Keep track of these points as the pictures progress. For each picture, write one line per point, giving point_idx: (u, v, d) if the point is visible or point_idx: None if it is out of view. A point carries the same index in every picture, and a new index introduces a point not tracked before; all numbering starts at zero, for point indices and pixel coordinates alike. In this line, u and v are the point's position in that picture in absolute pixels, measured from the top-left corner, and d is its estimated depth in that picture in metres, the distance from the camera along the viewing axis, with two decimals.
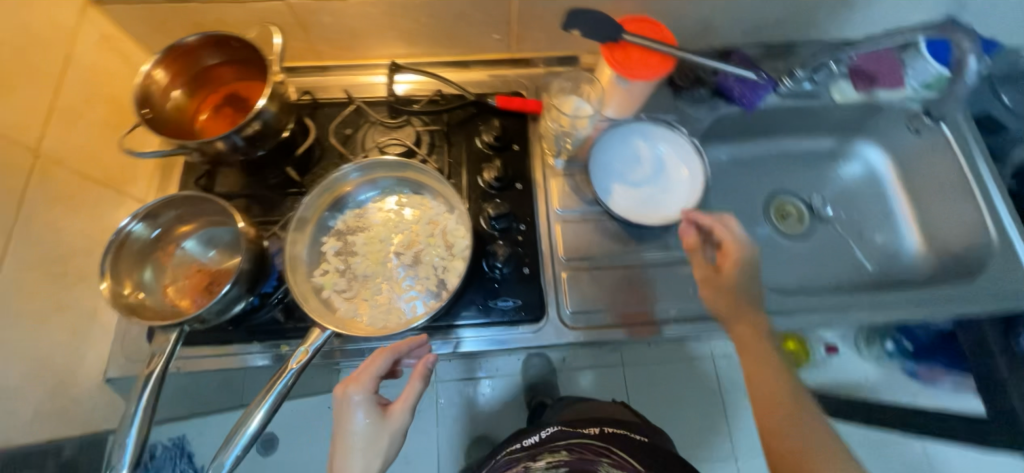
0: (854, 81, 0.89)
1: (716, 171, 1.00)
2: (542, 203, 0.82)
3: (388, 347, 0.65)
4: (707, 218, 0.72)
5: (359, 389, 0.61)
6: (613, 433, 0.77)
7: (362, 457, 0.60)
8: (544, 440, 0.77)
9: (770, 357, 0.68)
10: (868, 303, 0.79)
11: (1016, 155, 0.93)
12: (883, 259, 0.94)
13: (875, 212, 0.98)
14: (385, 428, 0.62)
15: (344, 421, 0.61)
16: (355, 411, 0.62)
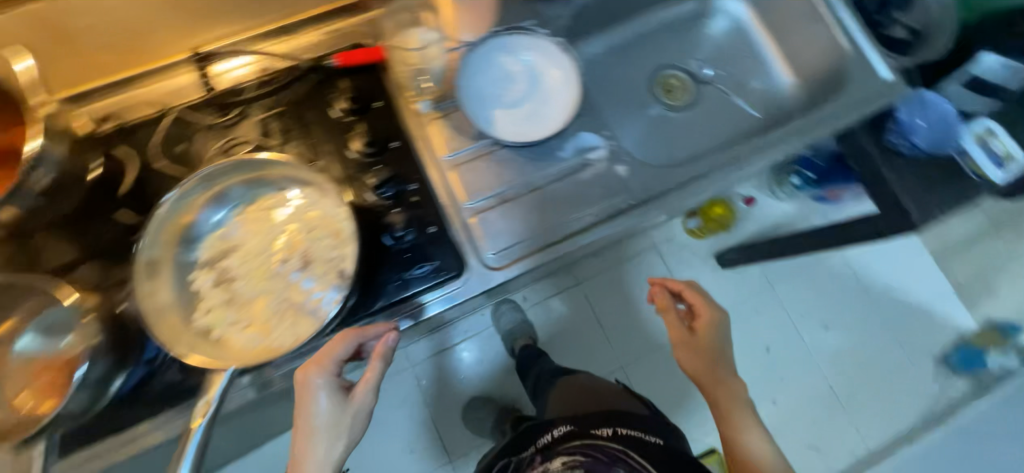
0: None
1: (595, 66, 0.98)
2: (427, 155, 0.75)
3: (355, 329, 0.62)
4: (677, 284, 0.89)
5: (321, 373, 0.59)
6: (625, 435, 0.82)
7: (324, 441, 0.58)
8: (556, 440, 0.84)
9: (737, 395, 0.83)
10: (758, 148, 0.83)
11: None
12: (763, 103, 0.98)
13: (747, 60, 1.01)
14: (349, 409, 0.60)
15: (304, 406, 0.59)
16: (316, 396, 0.59)
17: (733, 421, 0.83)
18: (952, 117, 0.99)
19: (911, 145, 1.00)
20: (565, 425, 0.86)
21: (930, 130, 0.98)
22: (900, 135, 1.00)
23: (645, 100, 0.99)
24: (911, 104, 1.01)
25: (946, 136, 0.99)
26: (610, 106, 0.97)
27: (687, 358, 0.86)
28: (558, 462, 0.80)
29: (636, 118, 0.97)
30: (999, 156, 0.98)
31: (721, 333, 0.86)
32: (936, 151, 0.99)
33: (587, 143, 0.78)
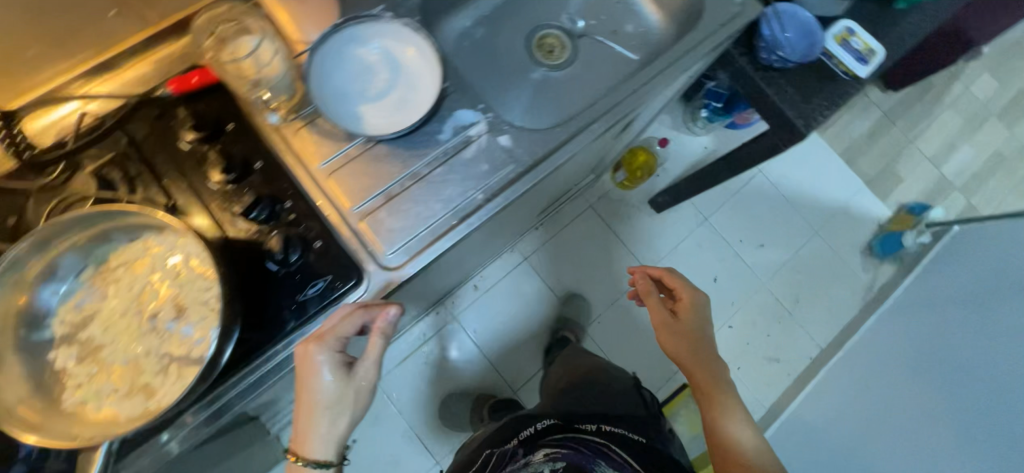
0: None
1: (468, 41, 0.96)
2: (298, 168, 0.71)
3: (357, 306, 0.64)
4: (656, 270, 1.12)
5: (324, 350, 0.61)
6: (607, 432, 0.94)
7: (328, 412, 0.63)
8: (542, 431, 0.97)
9: (703, 354, 1.03)
10: (635, 90, 0.84)
11: None
12: (639, 45, 1.00)
13: (616, 5, 1.01)
14: (353, 382, 0.64)
15: (308, 381, 0.61)
16: (317, 373, 0.61)
17: (710, 395, 1.01)
18: (811, 21, 1.04)
19: (783, 61, 1.04)
20: (551, 421, 0.99)
21: (796, 40, 1.03)
22: (773, 51, 1.03)
23: (526, 65, 0.98)
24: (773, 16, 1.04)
25: (811, 42, 1.04)
26: (491, 78, 0.96)
27: (669, 340, 1.05)
28: (541, 454, 0.91)
29: (521, 84, 0.97)
30: (859, 51, 1.06)
31: (698, 313, 1.06)
32: (806, 58, 1.03)
33: (465, 121, 0.76)
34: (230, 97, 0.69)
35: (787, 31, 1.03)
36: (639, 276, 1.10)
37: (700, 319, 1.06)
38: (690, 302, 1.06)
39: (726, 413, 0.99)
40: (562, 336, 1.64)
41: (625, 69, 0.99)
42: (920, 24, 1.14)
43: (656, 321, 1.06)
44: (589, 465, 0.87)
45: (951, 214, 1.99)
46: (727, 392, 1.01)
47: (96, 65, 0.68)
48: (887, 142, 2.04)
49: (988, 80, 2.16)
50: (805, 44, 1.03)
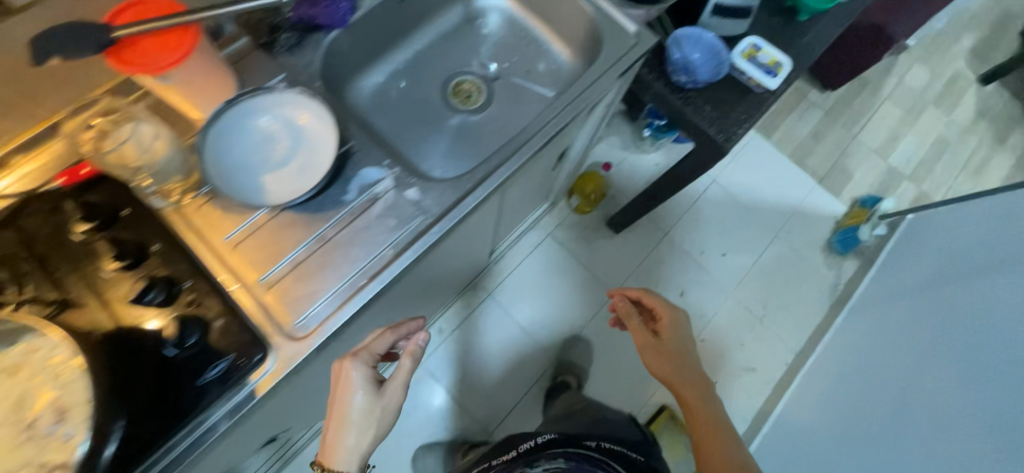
0: None
1: (384, 94, 0.98)
2: (201, 244, 0.70)
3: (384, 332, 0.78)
4: (635, 291, 1.16)
5: (359, 365, 0.73)
6: (609, 448, 0.96)
7: (358, 426, 0.72)
8: (542, 446, 0.96)
9: (695, 375, 1.04)
10: (542, 122, 0.84)
11: None
12: (553, 82, 1.03)
13: (528, 45, 1.05)
14: (376, 403, 0.73)
15: (342, 394, 0.72)
16: (350, 389, 0.72)
17: (698, 408, 1.00)
18: (715, 41, 1.08)
19: (693, 81, 1.08)
20: (550, 434, 0.99)
21: (701, 60, 1.07)
22: (683, 73, 1.08)
23: (444, 113, 1.00)
24: (677, 41, 1.07)
25: (716, 62, 1.08)
26: (409, 129, 0.97)
27: (653, 360, 1.06)
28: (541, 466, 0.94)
29: (440, 132, 0.99)
30: (767, 65, 1.10)
31: (675, 330, 1.08)
32: (713, 78, 1.08)
33: (370, 178, 0.77)
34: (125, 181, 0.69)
35: (692, 53, 1.07)
36: (619, 300, 1.14)
37: (679, 338, 1.08)
38: (669, 322, 1.09)
39: (714, 428, 0.97)
40: (563, 380, 1.61)
41: (541, 106, 1.02)
42: (823, 32, 1.19)
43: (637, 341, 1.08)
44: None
45: (905, 202, 2.03)
46: (710, 403, 1.01)
47: None
48: (832, 140, 2.10)
49: (920, 70, 2.24)
50: (710, 64, 1.08)
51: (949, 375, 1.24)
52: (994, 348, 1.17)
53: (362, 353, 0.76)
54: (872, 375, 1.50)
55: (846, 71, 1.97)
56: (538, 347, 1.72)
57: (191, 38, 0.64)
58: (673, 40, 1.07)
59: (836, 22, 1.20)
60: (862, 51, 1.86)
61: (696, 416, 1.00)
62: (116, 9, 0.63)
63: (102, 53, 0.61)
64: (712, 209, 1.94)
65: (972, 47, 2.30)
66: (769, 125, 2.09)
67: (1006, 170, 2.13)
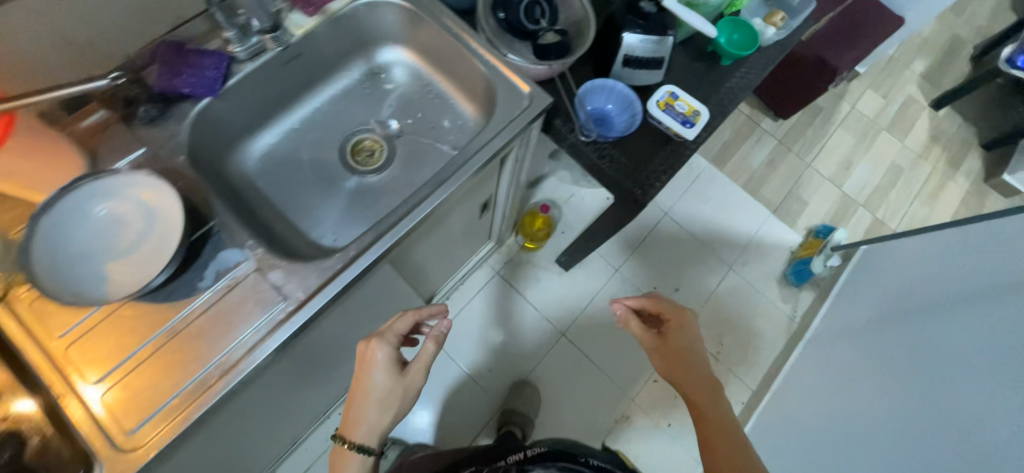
0: (300, 9, 0.85)
1: (275, 157, 0.94)
2: (24, 345, 0.64)
3: (407, 317, 0.87)
4: (637, 298, 1.07)
5: (385, 347, 0.83)
6: None
7: (377, 404, 0.82)
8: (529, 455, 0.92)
9: (700, 378, 0.97)
10: (427, 191, 0.81)
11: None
12: (458, 139, 0.99)
13: (432, 101, 1.01)
14: (396, 385, 0.83)
15: (368, 374, 0.82)
16: (376, 368, 0.83)
17: (709, 409, 0.93)
18: (629, 92, 1.05)
19: (605, 134, 1.06)
20: (532, 440, 0.90)
21: (613, 114, 1.07)
22: (595, 125, 1.06)
23: (340, 173, 0.96)
24: (588, 92, 1.06)
25: (629, 115, 1.06)
26: (300, 193, 0.92)
27: (664, 361, 1.01)
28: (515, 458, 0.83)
29: (336, 195, 0.94)
30: (685, 115, 1.07)
31: (685, 330, 1.02)
32: (627, 131, 1.05)
33: (229, 262, 0.72)
34: None
35: (604, 107, 1.07)
36: (620, 307, 1.07)
37: (691, 337, 1.01)
38: (679, 321, 1.03)
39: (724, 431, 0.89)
40: (509, 431, 1.52)
41: (444, 164, 0.98)
42: (745, 77, 1.17)
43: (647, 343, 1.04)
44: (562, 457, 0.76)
45: (861, 230, 2.00)
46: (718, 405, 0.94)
47: None
48: (785, 169, 2.08)
49: (873, 96, 2.24)
50: (622, 118, 1.06)
51: (895, 425, 1.19)
52: (936, 398, 1.13)
53: (387, 335, 0.86)
54: (823, 418, 1.45)
55: (794, 101, 1.96)
56: (481, 393, 1.67)
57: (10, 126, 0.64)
58: (585, 89, 1.06)
59: (757, 68, 1.18)
60: (806, 82, 1.85)
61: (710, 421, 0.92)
62: None
63: None
64: (663, 242, 1.91)
65: (923, 72, 2.31)
66: (722, 155, 2.07)
67: (961, 194, 2.12)
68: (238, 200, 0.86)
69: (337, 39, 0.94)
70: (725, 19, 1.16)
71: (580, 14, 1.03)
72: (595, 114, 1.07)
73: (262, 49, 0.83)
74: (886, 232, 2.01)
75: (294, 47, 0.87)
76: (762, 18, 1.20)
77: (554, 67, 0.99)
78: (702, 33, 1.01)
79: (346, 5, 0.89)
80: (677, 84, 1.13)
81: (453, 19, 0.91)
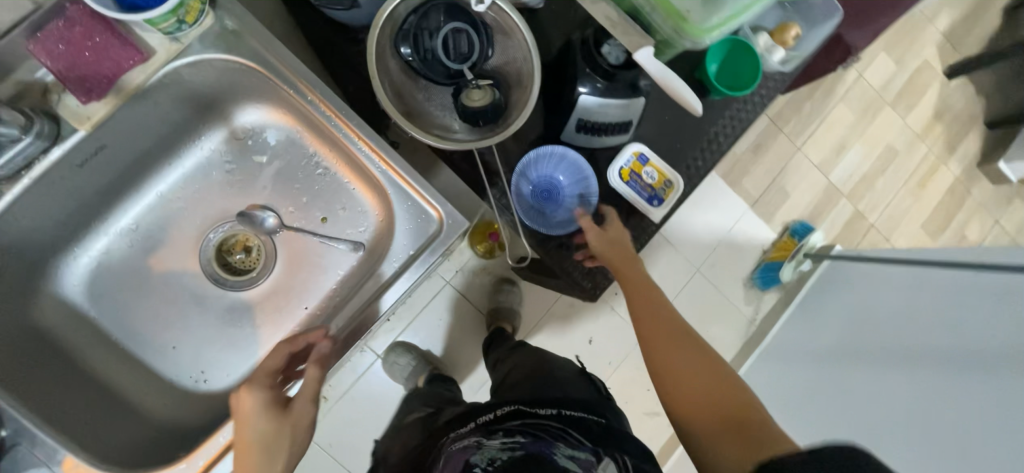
0: (76, 90, 0.56)
1: (106, 276, 0.70)
2: None
3: (281, 344, 0.61)
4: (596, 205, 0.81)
5: (260, 387, 0.58)
6: (571, 415, 0.78)
7: (265, 456, 0.56)
8: (498, 415, 0.81)
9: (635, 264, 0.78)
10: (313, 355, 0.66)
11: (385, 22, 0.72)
12: (358, 236, 0.75)
13: (317, 180, 0.76)
14: (284, 423, 0.57)
15: (243, 429, 0.56)
16: (253, 419, 0.57)
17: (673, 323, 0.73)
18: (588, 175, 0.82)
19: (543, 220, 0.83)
20: (511, 405, 0.82)
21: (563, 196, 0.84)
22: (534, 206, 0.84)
23: (200, 288, 0.73)
24: (537, 162, 0.82)
25: (580, 203, 0.83)
26: (152, 324, 0.71)
27: (625, 266, 0.76)
28: (492, 442, 0.72)
29: (199, 322, 0.73)
30: (653, 187, 0.85)
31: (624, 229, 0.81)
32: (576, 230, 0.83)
33: None
34: None
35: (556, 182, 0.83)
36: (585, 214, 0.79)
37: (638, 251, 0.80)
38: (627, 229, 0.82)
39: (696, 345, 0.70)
40: None
41: (339, 271, 0.76)
42: (737, 117, 0.90)
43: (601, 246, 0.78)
44: (548, 453, 0.68)
45: (839, 225, 1.87)
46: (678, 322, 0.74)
47: None
48: (773, 154, 1.84)
49: (885, 62, 1.92)
50: (570, 204, 0.83)
51: None
52: None
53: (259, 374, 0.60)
54: None
55: None
56: None
57: None
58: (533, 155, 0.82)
59: (754, 103, 0.91)
60: None
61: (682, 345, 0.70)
62: None
63: None
64: None
65: (947, 29, 1.98)
66: None
67: (950, 181, 1.97)
68: (54, 360, 0.65)
69: (161, 112, 0.65)
70: (722, 39, 0.85)
71: (521, 53, 0.74)
72: (540, 190, 0.83)
73: (38, 159, 0.57)
74: (864, 225, 1.89)
75: (83, 146, 0.59)
76: (771, 32, 0.90)
77: (480, 141, 0.73)
78: (683, 101, 0.69)
79: (154, 75, 0.59)
80: (649, 135, 0.87)
81: (324, 91, 0.63)
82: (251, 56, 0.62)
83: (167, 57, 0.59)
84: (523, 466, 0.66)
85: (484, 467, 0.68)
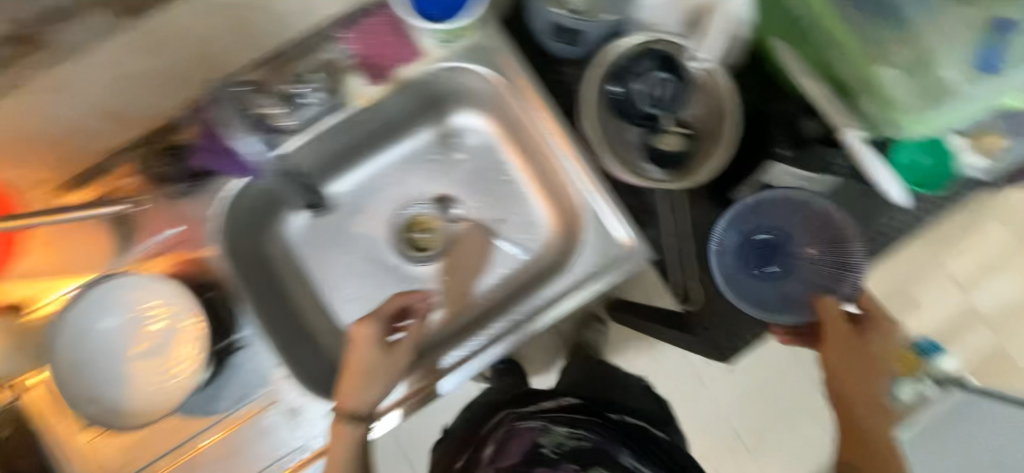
0: (363, 74, 0.69)
1: (315, 228, 0.81)
2: (53, 433, 0.64)
3: (398, 295, 0.68)
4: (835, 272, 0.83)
5: (375, 321, 0.64)
6: (631, 423, 0.90)
7: (372, 384, 0.63)
8: (565, 405, 0.90)
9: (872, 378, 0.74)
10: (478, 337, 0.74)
11: (605, 59, 0.78)
12: (528, 242, 0.83)
13: (503, 184, 0.84)
14: (380, 374, 0.63)
15: (359, 355, 0.63)
16: (365, 349, 0.63)
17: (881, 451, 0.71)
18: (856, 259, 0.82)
19: (757, 272, 0.84)
20: (575, 398, 0.92)
21: (794, 262, 0.85)
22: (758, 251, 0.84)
23: (384, 255, 0.83)
24: (794, 212, 0.83)
25: (812, 279, 0.84)
26: (340, 276, 0.81)
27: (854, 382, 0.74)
28: (561, 430, 0.88)
29: (378, 285, 0.82)
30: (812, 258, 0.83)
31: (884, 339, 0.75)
32: (782, 303, 0.82)
33: (252, 385, 0.67)
34: None
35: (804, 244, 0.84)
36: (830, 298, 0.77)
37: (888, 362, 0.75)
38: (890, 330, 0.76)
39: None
40: None
41: (503, 268, 0.83)
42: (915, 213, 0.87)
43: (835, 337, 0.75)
44: (613, 453, 0.86)
45: None
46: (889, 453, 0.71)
47: None
48: None
49: None
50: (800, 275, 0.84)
51: None
52: None
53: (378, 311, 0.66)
54: None
55: None
56: None
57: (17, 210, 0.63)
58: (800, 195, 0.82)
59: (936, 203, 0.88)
60: None
61: (856, 465, 0.73)
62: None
63: None
64: None
65: None
66: None
67: None
68: (271, 286, 0.76)
69: (405, 102, 0.76)
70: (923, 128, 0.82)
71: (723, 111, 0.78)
72: (773, 239, 0.84)
73: (318, 119, 0.69)
74: None
75: (351, 118, 0.72)
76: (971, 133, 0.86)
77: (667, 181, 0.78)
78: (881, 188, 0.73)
79: (421, 71, 0.71)
80: (841, 208, 0.81)
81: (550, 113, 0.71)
82: (497, 71, 0.72)
83: (434, 60, 0.71)
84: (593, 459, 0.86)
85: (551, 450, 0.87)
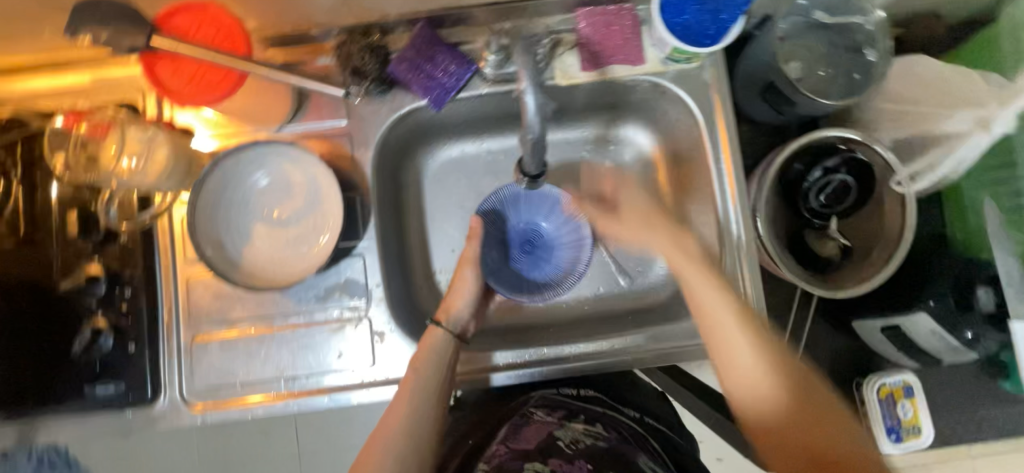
0: (579, 56, 0.68)
1: (451, 169, 0.80)
2: (165, 256, 0.66)
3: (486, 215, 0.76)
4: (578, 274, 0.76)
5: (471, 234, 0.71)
6: (652, 427, 0.69)
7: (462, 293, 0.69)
8: (580, 394, 0.71)
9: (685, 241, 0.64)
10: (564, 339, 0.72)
11: (813, 135, 0.71)
12: (641, 276, 0.79)
13: None
14: (465, 320, 0.68)
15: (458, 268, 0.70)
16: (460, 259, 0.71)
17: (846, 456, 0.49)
18: (574, 209, 0.75)
19: (538, 261, 0.78)
20: (595, 393, 0.73)
21: (550, 244, 0.78)
22: (527, 243, 0.78)
23: None
24: (527, 200, 0.76)
25: (569, 271, 0.77)
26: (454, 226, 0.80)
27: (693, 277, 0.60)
28: (577, 425, 0.62)
29: None
30: (900, 421, 0.81)
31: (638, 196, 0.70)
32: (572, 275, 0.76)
33: (351, 293, 0.68)
34: (94, 165, 0.59)
35: (527, 256, 0.78)
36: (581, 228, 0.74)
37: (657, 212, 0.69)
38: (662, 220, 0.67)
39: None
40: None
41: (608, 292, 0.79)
42: None
43: (690, 282, 0.60)
44: (635, 455, 0.57)
45: None
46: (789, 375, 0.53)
47: (52, 65, 0.66)
48: None
49: None
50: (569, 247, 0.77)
51: None
52: None
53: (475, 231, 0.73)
54: None
55: None
56: None
57: (221, 39, 0.55)
58: (509, 195, 0.76)
59: None
60: None
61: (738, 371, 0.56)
62: (180, 7, 0.56)
63: (159, 25, 0.54)
64: None
65: None
66: None
67: None
68: (395, 209, 0.76)
69: (594, 94, 0.75)
70: None
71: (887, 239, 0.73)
72: (527, 236, 0.78)
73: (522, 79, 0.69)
74: None
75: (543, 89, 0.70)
76: None
77: (812, 281, 0.73)
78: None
79: (630, 75, 0.69)
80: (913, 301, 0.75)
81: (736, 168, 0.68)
82: (700, 106, 0.70)
83: (648, 71, 0.69)
84: (610, 457, 0.56)
85: (568, 445, 0.57)
